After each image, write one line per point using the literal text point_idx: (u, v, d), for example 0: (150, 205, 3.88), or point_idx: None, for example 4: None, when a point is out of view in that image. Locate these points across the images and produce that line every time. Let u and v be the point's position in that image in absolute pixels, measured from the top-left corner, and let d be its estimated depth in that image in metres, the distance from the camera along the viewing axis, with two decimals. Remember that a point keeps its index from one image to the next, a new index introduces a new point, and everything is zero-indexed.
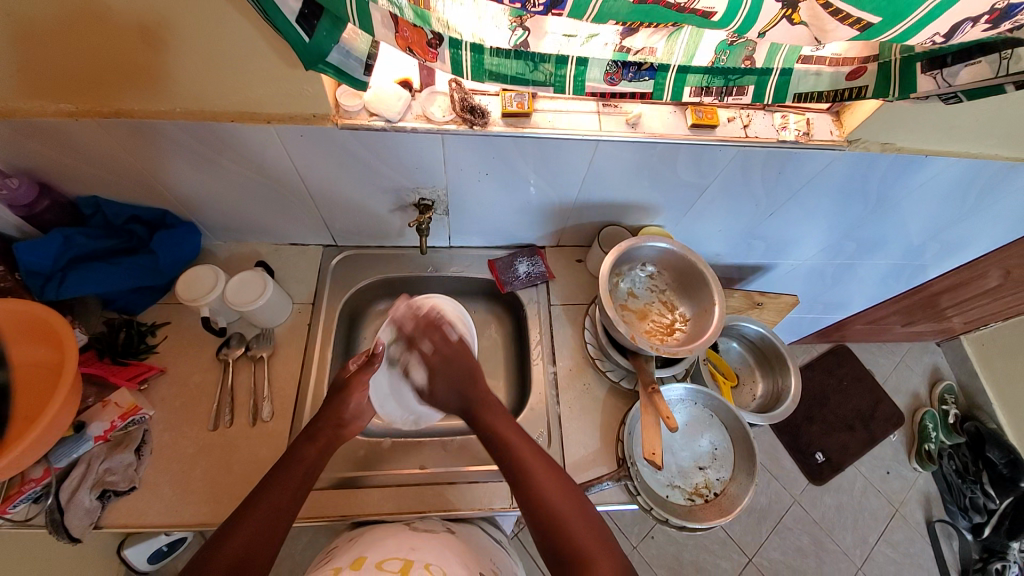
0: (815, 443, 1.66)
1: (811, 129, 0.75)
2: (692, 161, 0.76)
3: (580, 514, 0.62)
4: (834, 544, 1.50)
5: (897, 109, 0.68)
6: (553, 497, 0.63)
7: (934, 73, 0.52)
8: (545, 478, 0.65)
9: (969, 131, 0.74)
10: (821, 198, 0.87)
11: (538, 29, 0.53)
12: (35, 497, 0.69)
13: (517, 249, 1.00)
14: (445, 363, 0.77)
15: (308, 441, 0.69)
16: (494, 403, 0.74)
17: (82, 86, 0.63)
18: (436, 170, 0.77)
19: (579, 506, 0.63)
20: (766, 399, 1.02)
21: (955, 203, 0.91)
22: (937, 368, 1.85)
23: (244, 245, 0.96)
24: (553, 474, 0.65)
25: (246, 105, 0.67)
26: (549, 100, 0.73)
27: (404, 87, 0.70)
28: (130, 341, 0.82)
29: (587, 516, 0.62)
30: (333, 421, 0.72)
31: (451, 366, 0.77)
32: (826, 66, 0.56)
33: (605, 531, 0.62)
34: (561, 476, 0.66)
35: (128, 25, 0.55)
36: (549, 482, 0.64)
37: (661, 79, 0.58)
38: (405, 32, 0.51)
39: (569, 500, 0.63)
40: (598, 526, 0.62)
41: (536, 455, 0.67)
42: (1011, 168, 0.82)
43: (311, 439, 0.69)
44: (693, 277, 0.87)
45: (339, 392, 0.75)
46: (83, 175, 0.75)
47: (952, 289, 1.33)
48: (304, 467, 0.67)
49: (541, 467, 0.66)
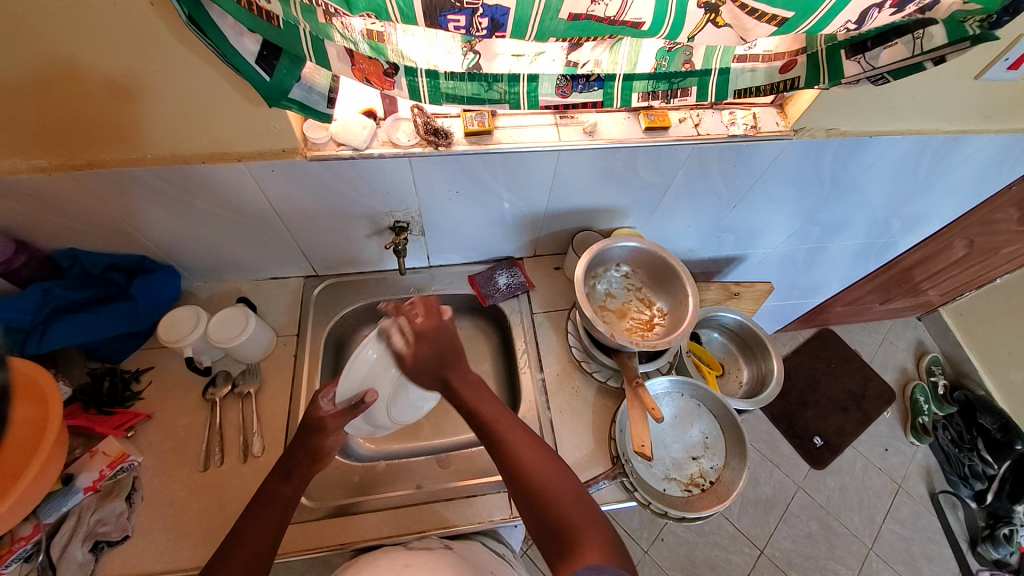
0: (812, 427, 1.68)
1: (759, 123, 0.79)
2: (652, 162, 0.80)
3: (574, 497, 0.62)
4: (843, 527, 1.51)
5: (835, 96, 0.72)
6: (545, 483, 0.62)
7: (858, 58, 0.56)
8: (537, 465, 0.64)
9: (908, 110, 0.79)
10: (782, 185, 0.91)
11: (488, 51, 0.56)
12: (26, 555, 0.67)
13: (495, 262, 1.02)
14: (428, 339, 0.70)
15: (280, 481, 0.68)
16: (474, 377, 0.71)
17: (54, 141, 0.64)
18: (407, 192, 0.80)
19: (572, 489, 0.63)
20: (753, 384, 1.05)
21: (909, 179, 0.96)
22: (921, 342, 1.89)
23: (225, 283, 0.97)
24: (545, 461, 0.65)
25: (216, 146, 0.69)
26: (508, 116, 0.77)
27: (369, 116, 0.73)
28: (115, 390, 0.82)
29: (580, 497, 0.63)
30: (309, 458, 0.69)
31: (437, 339, 0.70)
32: (761, 62, 0.60)
33: (597, 512, 0.62)
34: (555, 463, 0.65)
35: (97, 80, 0.57)
36: (543, 470, 0.64)
37: (609, 88, 0.61)
38: (361, 64, 0.53)
39: (562, 484, 0.63)
40: (591, 508, 0.62)
41: (527, 441, 0.66)
42: (954, 142, 0.87)
43: (285, 477, 0.68)
44: (666, 272, 0.89)
45: (316, 432, 0.69)
46: (60, 228, 0.76)
47: (923, 262, 1.38)
48: (279, 509, 0.66)
49: (533, 454, 0.65)
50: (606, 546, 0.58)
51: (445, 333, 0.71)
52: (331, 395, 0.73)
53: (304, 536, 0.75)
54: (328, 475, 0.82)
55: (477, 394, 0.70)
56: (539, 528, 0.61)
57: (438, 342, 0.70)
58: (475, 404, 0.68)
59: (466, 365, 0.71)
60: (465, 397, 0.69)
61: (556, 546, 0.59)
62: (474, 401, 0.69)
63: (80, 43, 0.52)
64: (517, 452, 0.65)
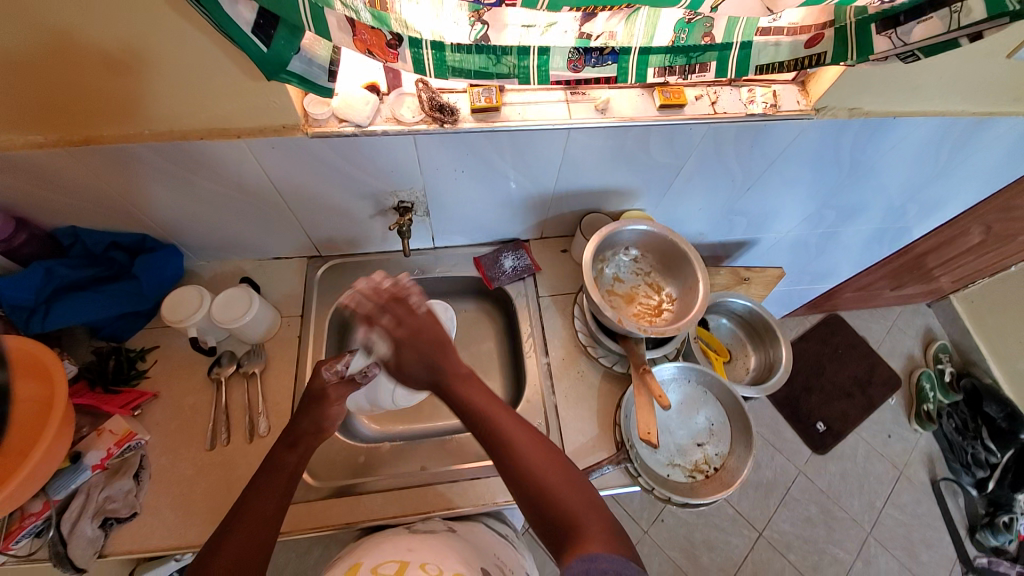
0: (816, 412, 1.68)
1: (779, 101, 0.75)
2: (665, 142, 0.77)
3: (571, 486, 0.62)
4: (843, 511, 1.52)
5: (860, 73, 0.69)
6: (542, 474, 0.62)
7: (890, 33, 0.53)
8: (534, 452, 0.64)
9: (933, 90, 0.75)
10: (798, 168, 0.88)
11: (497, 22, 0.54)
12: (37, 532, 0.69)
13: (501, 244, 1.00)
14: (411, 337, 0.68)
15: (287, 449, 0.68)
16: (466, 371, 0.69)
17: (54, 116, 0.63)
18: (411, 172, 0.78)
19: (568, 475, 0.63)
20: (760, 370, 1.04)
21: (930, 163, 0.92)
22: (931, 329, 1.86)
23: (227, 263, 0.96)
24: (540, 447, 0.64)
25: (213, 121, 0.66)
26: (517, 92, 0.74)
27: (372, 91, 0.70)
28: (120, 368, 0.82)
29: (579, 488, 0.62)
30: (316, 428, 0.71)
31: (420, 342, 0.68)
32: (785, 35, 0.57)
33: (594, 499, 0.62)
34: (549, 448, 0.65)
35: (90, 51, 0.54)
36: (537, 454, 0.64)
37: (624, 62, 0.58)
38: (363, 34, 0.50)
39: (563, 476, 0.63)
40: (589, 496, 0.62)
41: (523, 430, 0.66)
42: (980, 123, 0.83)
43: (291, 445, 0.69)
44: (675, 256, 0.88)
45: (318, 401, 0.71)
46: (60, 206, 0.75)
47: (938, 248, 1.34)
48: (286, 474, 0.66)
49: (533, 446, 0.64)
50: (606, 532, 0.57)
51: (428, 333, 0.69)
52: (336, 366, 0.74)
53: (308, 516, 0.75)
54: (332, 456, 0.83)
55: (470, 389, 0.68)
56: (535, 514, 0.61)
57: (419, 346, 0.68)
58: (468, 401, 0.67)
59: (455, 361, 0.69)
60: (459, 394, 0.68)
61: (554, 533, 0.59)
62: (467, 395, 0.68)
63: (71, 12, 0.50)
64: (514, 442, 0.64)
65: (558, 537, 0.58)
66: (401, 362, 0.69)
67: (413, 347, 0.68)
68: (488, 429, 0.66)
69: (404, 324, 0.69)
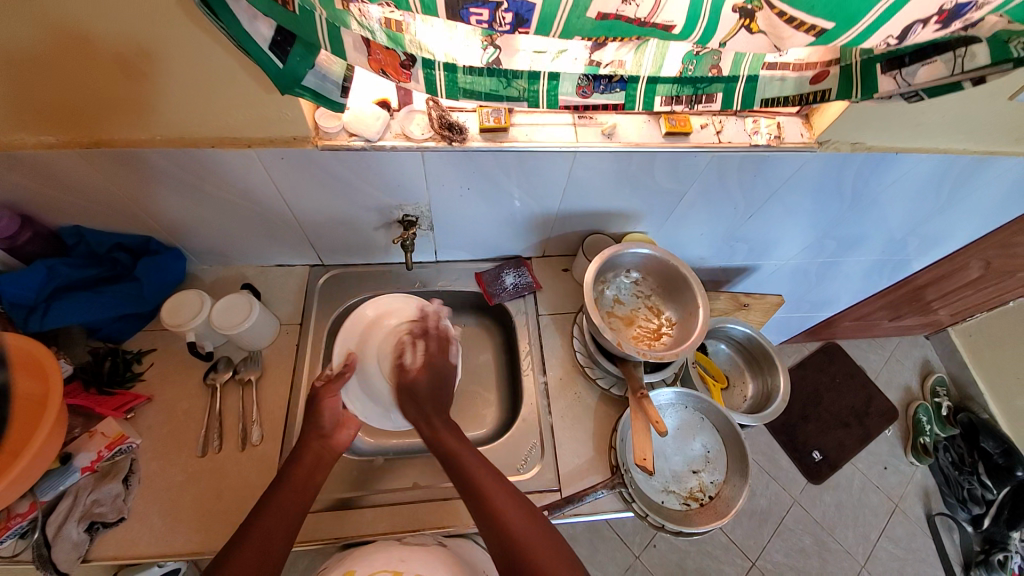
0: (812, 441, 1.66)
1: (782, 133, 0.77)
2: (670, 168, 0.78)
3: (535, 526, 0.63)
4: (838, 543, 1.50)
5: (863, 110, 0.70)
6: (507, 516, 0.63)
7: (894, 73, 0.54)
8: (499, 494, 0.65)
9: (935, 129, 0.76)
10: (800, 198, 0.89)
11: (509, 46, 0.54)
12: (22, 533, 0.68)
13: (502, 261, 1.01)
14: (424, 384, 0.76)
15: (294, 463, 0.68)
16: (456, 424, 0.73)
17: (70, 119, 0.64)
18: (417, 187, 0.78)
19: (532, 515, 0.65)
20: (757, 398, 1.03)
21: (930, 199, 0.93)
22: (929, 362, 1.86)
23: (229, 268, 0.96)
24: (505, 488, 0.66)
25: (225, 130, 0.67)
26: (525, 114, 0.75)
27: (383, 107, 0.71)
28: (115, 370, 0.82)
29: (543, 529, 0.64)
30: (316, 432, 0.72)
31: (425, 390, 0.75)
32: (791, 71, 0.58)
33: (555, 537, 0.64)
34: (512, 489, 0.67)
35: (110, 57, 0.56)
36: (501, 493, 0.65)
37: (632, 90, 0.60)
38: (378, 54, 0.52)
39: (527, 518, 0.64)
40: (550, 535, 0.64)
41: (489, 470, 0.67)
42: (979, 163, 0.84)
43: (297, 457, 0.69)
44: (676, 281, 0.88)
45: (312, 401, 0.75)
46: (66, 206, 0.76)
47: (937, 281, 1.35)
48: (294, 490, 0.66)
49: (497, 487, 0.66)
50: (565, 569, 0.60)
51: (438, 377, 0.78)
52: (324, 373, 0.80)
53: (298, 529, 0.74)
54: None
55: (449, 432, 0.71)
56: (499, 554, 0.61)
57: (432, 376, 0.77)
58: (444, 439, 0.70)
59: (440, 402, 0.76)
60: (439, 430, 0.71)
61: (515, 571, 0.60)
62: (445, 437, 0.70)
63: (93, 19, 0.51)
64: (482, 480, 0.66)
65: None
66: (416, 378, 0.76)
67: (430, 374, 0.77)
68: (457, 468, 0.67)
69: (432, 356, 0.79)
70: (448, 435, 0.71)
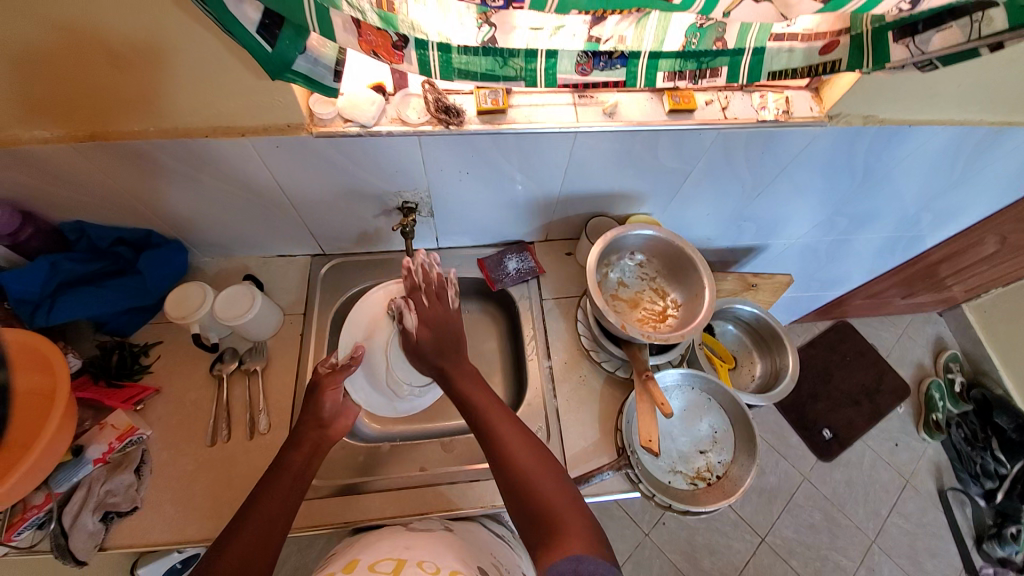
0: (821, 420, 1.66)
1: (790, 107, 0.74)
2: (674, 147, 0.76)
3: (555, 484, 0.63)
4: (847, 519, 1.50)
5: (877, 81, 0.67)
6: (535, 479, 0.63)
7: (907, 42, 0.51)
8: (520, 450, 0.66)
9: (952, 99, 0.73)
10: (810, 174, 0.86)
11: (504, 24, 0.53)
12: (39, 524, 0.69)
13: (505, 245, 1.00)
14: (432, 327, 0.77)
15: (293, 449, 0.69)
16: (469, 369, 0.76)
17: (62, 113, 0.63)
18: (416, 173, 0.77)
19: (553, 474, 0.64)
20: (765, 378, 1.03)
21: (945, 173, 0.90)
22: (941, 339, 1.83)
23: (232, 259, 0.96)
24: (527, 444, 0.67)
25: (218, 119, 0.66)
26: (524, 95, 0.73)
27: (378, 91, 0.69)
28: (123, 363, 0.82)
29: (564, 488, 0.63)
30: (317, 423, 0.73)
31: (438, 327, 0.77)
32: (799, 41, 0.55)
33: (576, 498, 0.63)
34: (535, 446, 0.67)
35: (96, 47, 0.54)
36: (521, 450, 0.66)
37: (633, 67, 0.57)
38: (369, 35, 0.49)
39: (547, 474, 0.64)
40: (571, 495, 0.63)
41: (513, 428, 0.69)
42: (998, 133, 0.81)
43: (296, 445, 0.70)
44: (681, 263, 0.87)
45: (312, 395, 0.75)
46: (66, 201, 0.75)
47: (951, 257, 1.32)
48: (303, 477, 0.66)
49: (520, 443, 0.67)
50: (584, 530, 0.58)
51: (450, 324, 0.78)
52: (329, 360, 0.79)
53: (309, 513, 0.75)
54: (331, 455, 0.82)
55: (474, 383, 0.74)
56: (518, 509, 0.62)
57: (437, 330, 0.77)
58: (471, 395, 0.72)
59: (462, 358, 0.77)
60: (464, 389, 0.73)
61: (534, 525, 0.60)
62: (474, 393, 0.72)
63: (79, 10, 0.50)
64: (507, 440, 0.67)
65: (536, 532, 0.59)
66: (417, 342, 0.78)
67: (430, 329, 0.77)
68: (483, 424, 0.69)
69: (425, 313, 0.78)
70: (469, 386, 0.73)
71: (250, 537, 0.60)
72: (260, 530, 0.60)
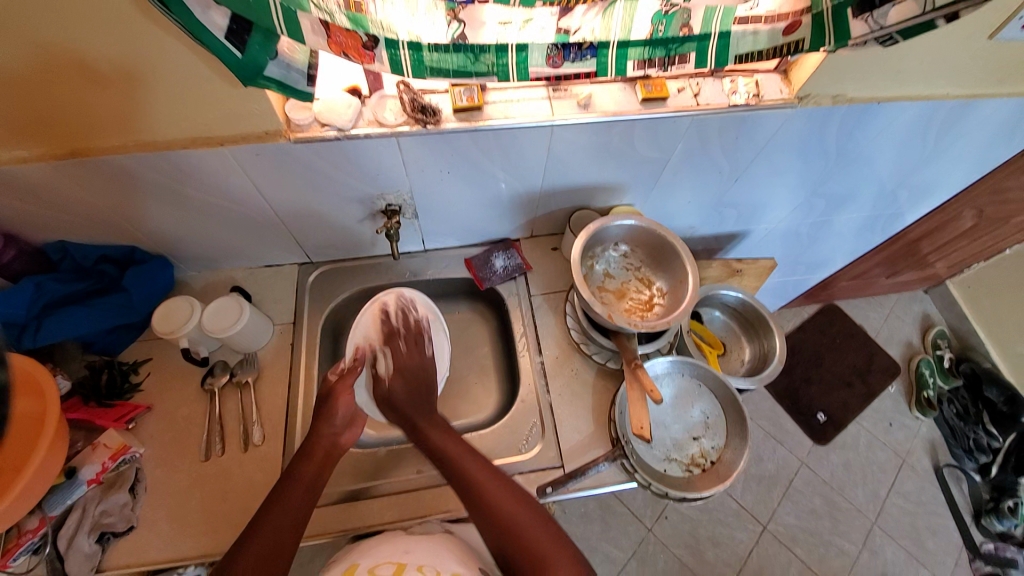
0: (816, 403, 1.67)
1: (761, 91, 0.75)
2: (650, 135, 0.77)
3: (533, 516, 0.66)
4: (847, 502, 1.51)
5: (842, 59, 0.69)
6: (496, 499, 0.66)
7: (866, 17, 0.53)
8: (495, 491, 0.67)
9: (917, 73, 0.75)
10: (785, 157, 0.88)
11: (473, 19, 0.53)
12: (34, 549, 0.68)
13: (491, 244, 1.00)
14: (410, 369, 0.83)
15: (303, 461, 0.69)
16: (439, 421, 0.77)
17: (35, 131, 0.62)
18: (396, 174, 0.77)
19: (530, 508, 0.67)
20: (755, 362, 1.04)
21: (917, 149, 0.92)
22: (928, 315, 1.86)
23: (218, 272, 0.96)
24: (500, 485, 0.68)
25: (195, 130, 0.66)
26: (499, 91, 0.73)
27: (354, 95, 0.70)
28: (113, 382, 0.81)
29: (541, 522, 0.66)
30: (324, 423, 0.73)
31: (414, 377, 0.82)
32: (762, 24, 0.57)
33: (556, 529, 0.66)
34: (507, 484, 0.69)
35: (66, 62, 0.54)
36: (497, 491, 0.67)
37: (603, 56, 0.58)
38: (338, 37, 0.50)
39: (524, 511, 0.66)
40: (551, 527, 0.66)
41: (486, 473, 0.69)
42: (965, 106, 0.83)
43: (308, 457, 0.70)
44: (665, 250, 0.87)
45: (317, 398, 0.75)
46: (47, 221, 0.75)
47: (931, 233, 1.34)
48: (299, 486, 0.66)
49: (496, 486, 0.68)
50: (569, 563, 0.62)
51: (421, 367, 0.83)
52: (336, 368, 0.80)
53: (307, 523, 0.75)
54: None
55: (440, 431, 0.75)
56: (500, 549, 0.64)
57: (413, 376, 0.82)
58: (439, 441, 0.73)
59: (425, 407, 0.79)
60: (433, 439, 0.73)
61: (518, 565, 0.62)
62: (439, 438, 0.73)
63: (49, 28, 0.50)
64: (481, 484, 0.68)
65: (521, 569, 0.62)
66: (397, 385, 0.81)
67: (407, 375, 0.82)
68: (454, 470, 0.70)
69: (404, 361, 0.84)
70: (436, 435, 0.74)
71: (247, 548, 0.59)
72: (257, 542, 0.60)
